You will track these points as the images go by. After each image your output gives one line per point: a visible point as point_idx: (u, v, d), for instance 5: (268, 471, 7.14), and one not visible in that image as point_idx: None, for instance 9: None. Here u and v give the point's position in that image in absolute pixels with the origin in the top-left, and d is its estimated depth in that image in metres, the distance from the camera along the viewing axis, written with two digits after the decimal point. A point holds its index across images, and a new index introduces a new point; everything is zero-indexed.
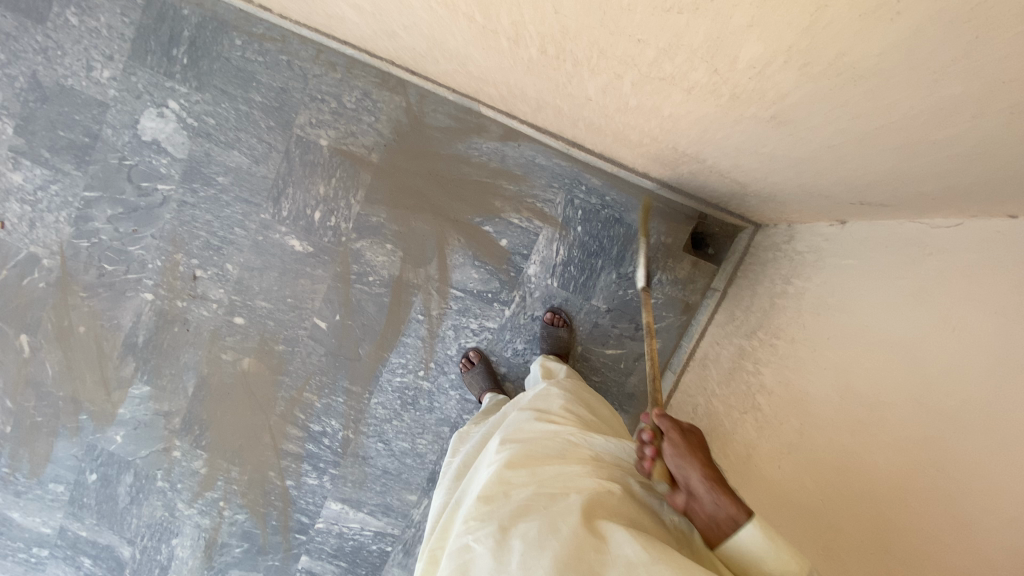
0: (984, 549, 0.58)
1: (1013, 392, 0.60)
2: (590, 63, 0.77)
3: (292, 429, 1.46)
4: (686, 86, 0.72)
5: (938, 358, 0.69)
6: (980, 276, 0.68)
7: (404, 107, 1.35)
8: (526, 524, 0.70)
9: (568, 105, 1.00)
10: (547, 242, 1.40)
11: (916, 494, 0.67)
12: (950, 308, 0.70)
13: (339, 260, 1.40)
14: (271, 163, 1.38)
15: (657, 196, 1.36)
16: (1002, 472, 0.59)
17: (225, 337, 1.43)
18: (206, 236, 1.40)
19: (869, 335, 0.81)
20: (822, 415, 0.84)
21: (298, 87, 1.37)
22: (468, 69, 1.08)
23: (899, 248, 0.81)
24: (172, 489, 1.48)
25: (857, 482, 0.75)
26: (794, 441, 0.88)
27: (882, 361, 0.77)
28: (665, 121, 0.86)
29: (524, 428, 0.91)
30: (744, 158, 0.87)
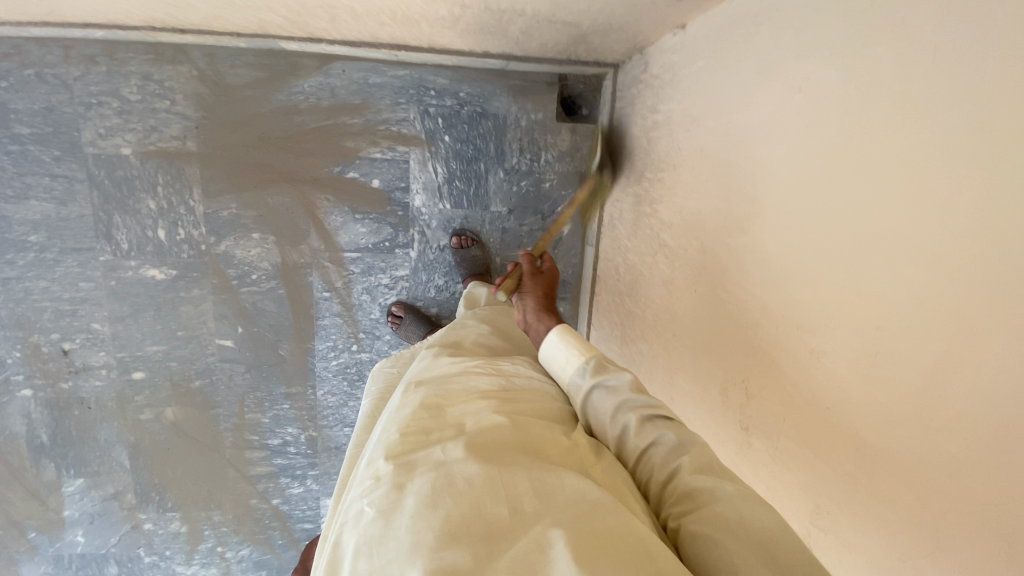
0: (872, 294, 0.52)
1: (868, 115, 0.53)
2: None
3: (252, 454, 1.39)
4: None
5: (794, 120, 0.63)
6: (807, 21, 0.61)
7: (197, 77, 1.15)
8: (422, 477, 0.56)
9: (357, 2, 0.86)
10: (421, 165, 1.27)
11: (802, 266, 0.61)
12: (792, 66, 0.63)
13: (211, 271, 1.25)
14: (80, 197, 1.17)
15: (510, 73, 1.24)
16: (874, 206, 0.51)
17: (135, 397, 1.30)
18: (53, 305, 1.22)
19: (734, 129, 0.74)
20: (715, 225, 0.78)
21: (63, 98, 1.13)
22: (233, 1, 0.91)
23: (736, 28, 0.75)
24: (163, 558, 1.42)
25: (750, 279, 0.69)
26: (699, 263, 0.82)
27: (751, 148, 0.70)
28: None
29: (430, 371, 0.79)
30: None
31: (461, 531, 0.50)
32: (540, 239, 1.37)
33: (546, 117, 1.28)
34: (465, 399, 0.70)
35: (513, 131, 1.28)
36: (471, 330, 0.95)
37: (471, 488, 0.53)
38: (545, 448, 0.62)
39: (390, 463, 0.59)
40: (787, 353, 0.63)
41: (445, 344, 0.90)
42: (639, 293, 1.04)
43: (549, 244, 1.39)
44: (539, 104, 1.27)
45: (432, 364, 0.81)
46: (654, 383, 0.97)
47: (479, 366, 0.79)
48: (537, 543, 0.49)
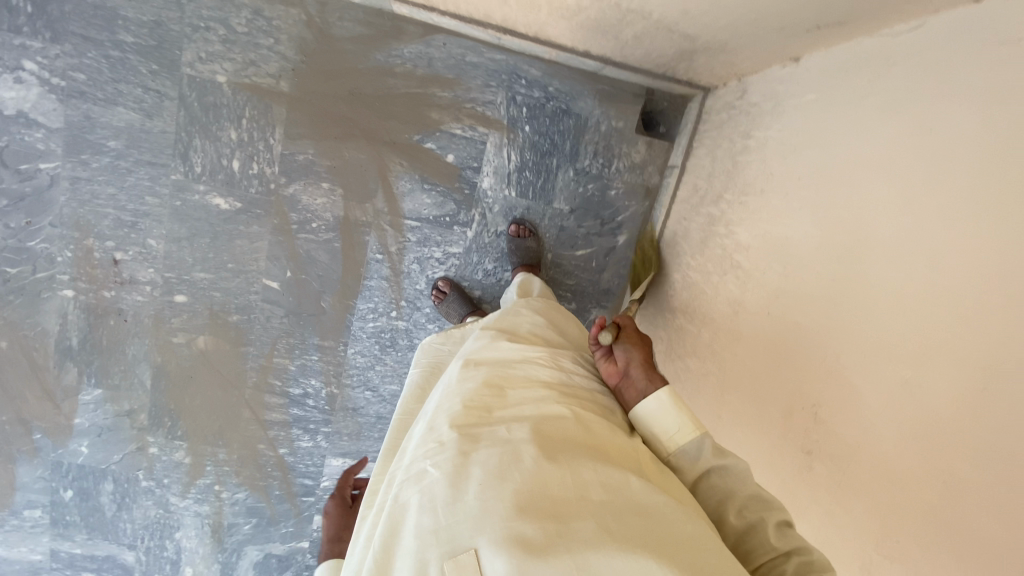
0: (986, 337, 0.53)
1: (1009, 165, 0.54)
2: None
3: (271, 398, 1.39)
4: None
5: (920, 162, 0.64)
6: (950, 68, 0.63)
7: (304, 21, 1.18)
8: (486, 450, 0.59)
9: None
10: (496, 149, 1.29)
11: (907, 301, 0.62)
12: (925, 109, 0.65)
13: (274, 211, 1.27)
14: (166, 114, 1.20)
15: (601, 78, 1.28)
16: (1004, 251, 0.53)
17: (172, 319, 1.31)
18: (114, 213, 1.23)
19: (843, 162, 0.77)
20: (805, 252, 0.79)
21: (174, 16, 1.16)
22: None
23: (861, 67, 0.77)
24: (159, 485, 1.41)
25: (843, 309, 0.70)
26: (778, 287, 0.83)
27: (863, 183, 0.72)
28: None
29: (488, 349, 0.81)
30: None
31: (525, 506, 0.52)
32: (595, 244, 1.38)
33: (626, 127, 1.31)
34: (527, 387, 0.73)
35: (591, 134, 1.30)
36: (524, 313, 0.97)
37: (533, 469, 0.56)
38: (601, 445, 0.64)
39: (455, 432, 0.62)
40: (874, 384, 0.64)
41: (498, 326, 0.92)
42: (695, 310, 1.05)
43: (602, 250, 1.40)
44: (622, 113, 1.30)
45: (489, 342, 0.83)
46: (698, 400, 0.98)
47: (538, 353, 0.81)
48: (605, 528, 0.52)
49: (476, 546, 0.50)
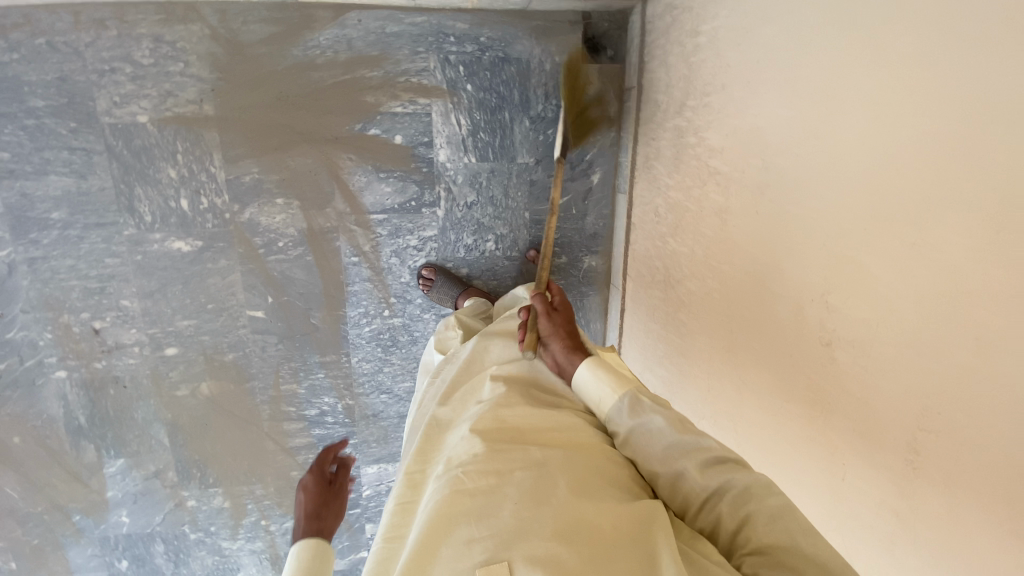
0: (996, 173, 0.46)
1: None
2: None
3: (290, 425, 1.38)
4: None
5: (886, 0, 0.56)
6: None
7: (209, 35, 1.11)
8: (522, 472, 0.62)
9: None
10: (443, 118, 1.22)
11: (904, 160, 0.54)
12: None
13: (237, 240, 1.22)
14: (100, 170, 1.14)
15: (532, 14, 1.19)
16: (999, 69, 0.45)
17: (170, 373, 1.29)
18: (80, 283, 1.20)
19: (801, 27, 0.69)
20: (782, 137, 0.73)
21: (76, 66, 1.08)
22: None
23: None
24: (208, 534, 1.41)
25: (837, 188, 0.63)
26: (762, 181, 0.77)
27: (828, 44, 0.64)
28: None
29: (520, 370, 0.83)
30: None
31: (561, 526, 0.56)
32: (570, 190, 1.32)
33: (571, 60, 1.22)
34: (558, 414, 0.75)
35: (537, 77, 1.23)
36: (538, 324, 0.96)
37: (568, 491, 0.59)
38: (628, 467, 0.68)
39: (488, 448, 0.65)
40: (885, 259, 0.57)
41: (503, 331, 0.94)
42: (684, 230, 1.00)
43: (579, 195, 1.33)
44: (562, 46, 1.22)
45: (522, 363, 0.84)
46: (705, 320, 0.93)
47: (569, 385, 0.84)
48: (631, 547, 0.55)
49: (509, 559, 0.54)
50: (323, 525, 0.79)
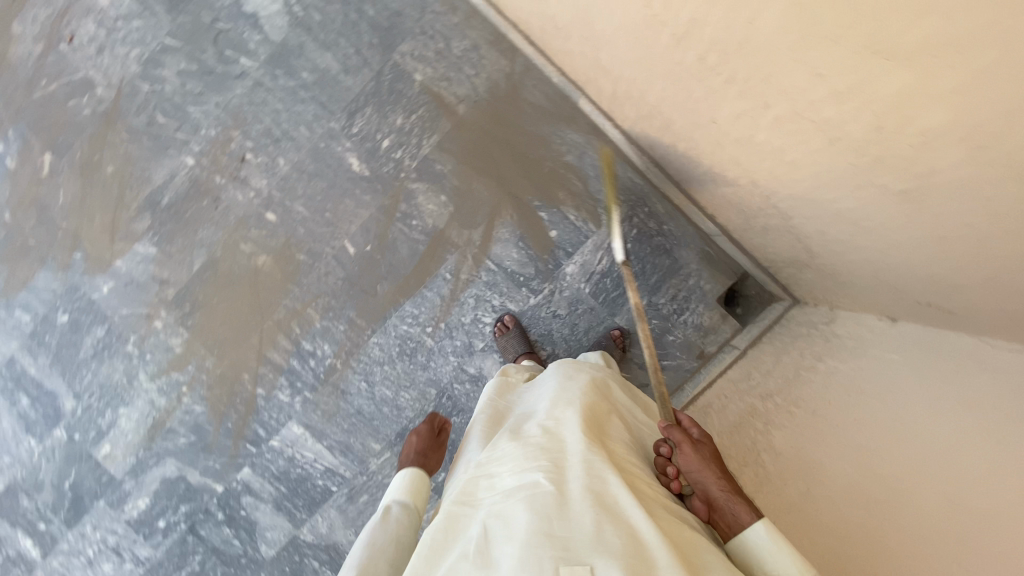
0: None
1: None
2: (716, 106, 0.82)
3: (282, 340, 1.43)
4: (853, 154, 0.67)
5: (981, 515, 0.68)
6: (956, 361, 0.82)
7: (505, 72, 1.36)
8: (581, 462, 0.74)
9: (681, 123, 0.97)
10: (593, 248, 1.39)
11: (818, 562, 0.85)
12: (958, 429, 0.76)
13: (390, 193, 1.39)
14: (360, 78, 1.36)
15: (712, 241, 1.35)
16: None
17: (248, 227, 1.40)
18: (268, 124, 1.38)
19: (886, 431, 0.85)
20: (832, 488, 0.88)
21: (413, 16, 1.35)
22: (586, 55, 1.07)
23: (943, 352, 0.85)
24: (139, 358, 1.46)
25: None
26: (794, 503, 0.93)
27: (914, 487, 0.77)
28: (785, 181, 0.85)
29: (562, 435, 0.80)
30: (852, 240, 0.85)
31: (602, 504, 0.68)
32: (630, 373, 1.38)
33: (710, 291, 1.36)
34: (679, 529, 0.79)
35: (680, 281, 1.36)
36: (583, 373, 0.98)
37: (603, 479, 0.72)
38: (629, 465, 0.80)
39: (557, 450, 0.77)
40: None
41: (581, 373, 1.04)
42: None
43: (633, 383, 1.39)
44: (712, 277, 1.36)
45: (564, 421, 0.83)
46: None
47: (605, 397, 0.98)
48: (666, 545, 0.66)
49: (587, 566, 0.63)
50: (424, 462, 0.93)
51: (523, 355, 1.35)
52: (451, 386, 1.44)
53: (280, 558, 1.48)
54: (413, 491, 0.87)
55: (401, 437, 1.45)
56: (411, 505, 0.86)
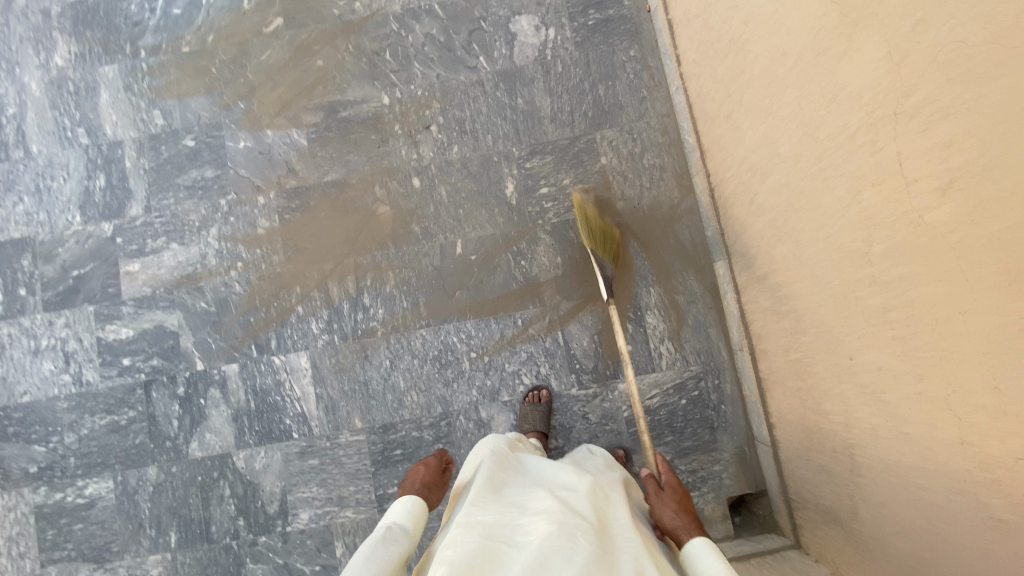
0: None
1: None
2: (868, 351, 0.89)
3: (349, 281, 1.45)
4: (973, 466, 0.71)
5: None
6: None
7: (672, 201, 1.45)
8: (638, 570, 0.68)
9: (817, 340, 1.04)
10: (651, 383, 1.42)
11: None
12: None
13: (520, 229, 1.46)
14: (559, 131, 1.48)
15: (753, 447, 1.39)
16: None
17: (391, 178, 1.48)
18: (466, 115, 1.49)
19: None
20: None
21: (631, 114, 1.48)
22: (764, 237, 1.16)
23: None
24: (224, 214, 1.49)
25: None
26: None
27: None
28: (884, 446, 0.89)
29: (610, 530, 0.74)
30: (918, 539, 0.85)
31: None
32: None
33: (726, 487, 1.38)
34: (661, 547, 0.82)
35: (706, 461, 1.39)
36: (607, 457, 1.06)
37: None
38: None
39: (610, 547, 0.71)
40: None
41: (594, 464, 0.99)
42: None
43: None
44: (735, 477, 1.38)
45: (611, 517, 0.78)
46: None
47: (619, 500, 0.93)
48: None
49: None
50: (428, 496, 1.00)
51: (537, 432, 1.36)
52: (456, 415, 1.42)
53: (203, 462, 1.41)
54: (413, 516, 0.92)
55: (383, 431, 1.41)
56: (414, 531, 0.90)
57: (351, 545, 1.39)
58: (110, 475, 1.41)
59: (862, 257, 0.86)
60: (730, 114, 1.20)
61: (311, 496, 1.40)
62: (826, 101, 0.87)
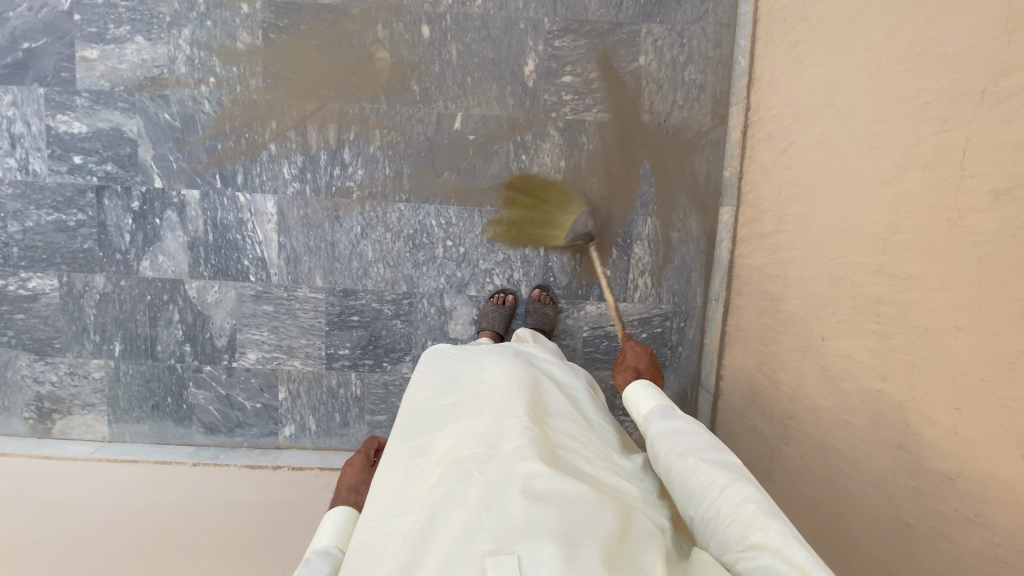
0: None
1: None
2: (842, 338, 0.86)
3: (331, 130, 1.31)
4: (903, 468, 0.73)
5: None
6: None
7: (699, 128, 1.31)
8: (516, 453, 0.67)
9: (794, 313, 1.01)
10: (620, 312, 1.39)
11: None
12: None
13: (528, 118, 1.32)
14: (600, 13, 1.27)
15: (696, 392, 1.42)
16: None
17: (399, 20, 1.28)
18: None
19: None
20: None
21: (686, 14, 1.27)
22: (781, 192, 1.07)
23: None
24: (200, 16, 1.28)
25: None
26: None
27: None
28: (821, 427, 0.90)
29: (498, 432, 0.73)
30: (818, 512, 0.90)
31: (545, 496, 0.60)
32: None
33: None
34: (570, 411, 0.86)
35: None
36: (512, 347, 1.08)
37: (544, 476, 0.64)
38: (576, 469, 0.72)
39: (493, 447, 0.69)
40: None
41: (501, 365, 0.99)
42: None
43: None
44: None
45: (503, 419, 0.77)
46: None
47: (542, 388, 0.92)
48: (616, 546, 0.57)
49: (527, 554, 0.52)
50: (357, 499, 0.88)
51: (495, 332, 1.34)
52: (419, 296, 1.39)
53: (155, 283, 1.37)
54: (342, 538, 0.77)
55: (343, 295, 1.38)
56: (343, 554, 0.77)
57: (293, 392, 1.42)
58: (56, 274, 1.36)
59: (878, 243, 0.79)
60: (797, 42, 1.03)
61: (261, 340, 1.39)
62: (912, 56, 0.74)
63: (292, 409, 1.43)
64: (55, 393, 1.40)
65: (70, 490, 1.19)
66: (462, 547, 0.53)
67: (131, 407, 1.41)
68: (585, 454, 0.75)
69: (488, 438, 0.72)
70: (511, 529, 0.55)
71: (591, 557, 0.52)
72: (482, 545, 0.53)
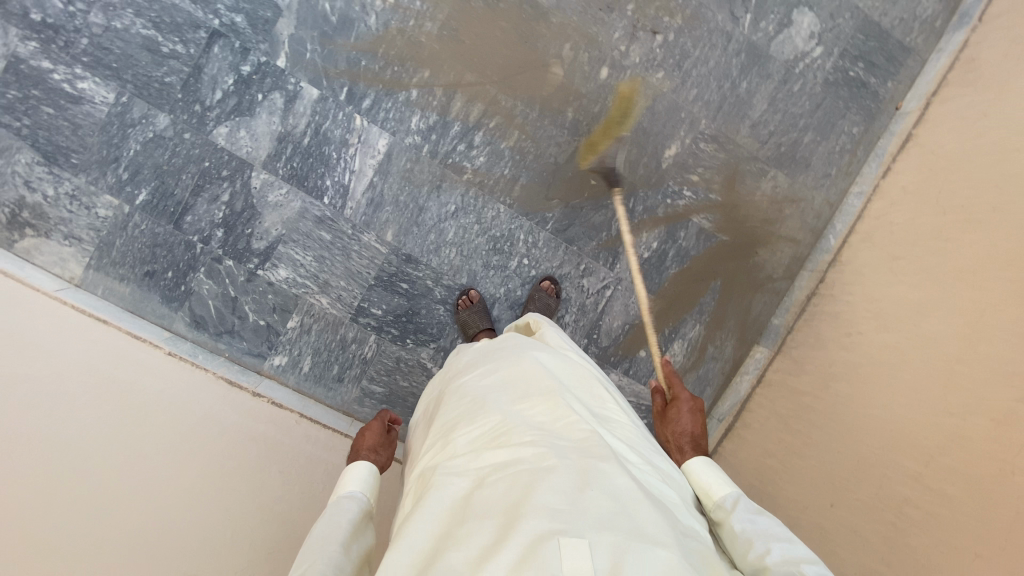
0: None
1: None
2: (855, 511, 1.00)
3: (476, 108, 1.30)
4: None
5: None
6: None
7: (773, 273, 1.46)
8: (577, 442, 0.69)
9: (806, 467, 1.14)
10: (636, 391, 1.47)
11: None
12: None
13: (647, 192, 1.39)
14: (746, 142, 1.40)
15: None
16: None
17: (586, 51, 1.31)
18: (691, 55, 1.35)
19: None
20: None
21: (807, 180, 1.43)
22: (831, 364, 1.23)
23: None
24: None
25: None
26: None
27: None
28: None
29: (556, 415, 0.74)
30: None
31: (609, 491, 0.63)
32: None
33: None
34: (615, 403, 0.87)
35: None
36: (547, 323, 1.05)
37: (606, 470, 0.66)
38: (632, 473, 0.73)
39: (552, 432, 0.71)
40: None
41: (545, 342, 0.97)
42: None
43: None
44: None
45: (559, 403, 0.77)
46: None
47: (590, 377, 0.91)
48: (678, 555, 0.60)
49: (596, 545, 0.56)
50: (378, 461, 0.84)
51: None
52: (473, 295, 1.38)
53: (220, 153, 1.24)
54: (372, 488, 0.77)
55: (404, 259, 1.34)
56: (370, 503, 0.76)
57: (304, 325, 1.33)
58: (116, 88, 1.19)
59: (924, 454, 0.94)
60: (898, 258, 1.21)
61: (301, 261, 1.30)
62: (1013, 330, 0.92)
63: (293, 340, 1.33)
64: (42, 207, 1.21)
65: (30, 322, 1.02)
66: (536, 527, 0.56)
67: (121, 260, 1.25)
68: (635, 451, 0.77)
69: (547, 422, 0.72)
70: (584, 522, 0.58)
71: (659, 558, 0.56)
72: (555, 529, 0.56)
